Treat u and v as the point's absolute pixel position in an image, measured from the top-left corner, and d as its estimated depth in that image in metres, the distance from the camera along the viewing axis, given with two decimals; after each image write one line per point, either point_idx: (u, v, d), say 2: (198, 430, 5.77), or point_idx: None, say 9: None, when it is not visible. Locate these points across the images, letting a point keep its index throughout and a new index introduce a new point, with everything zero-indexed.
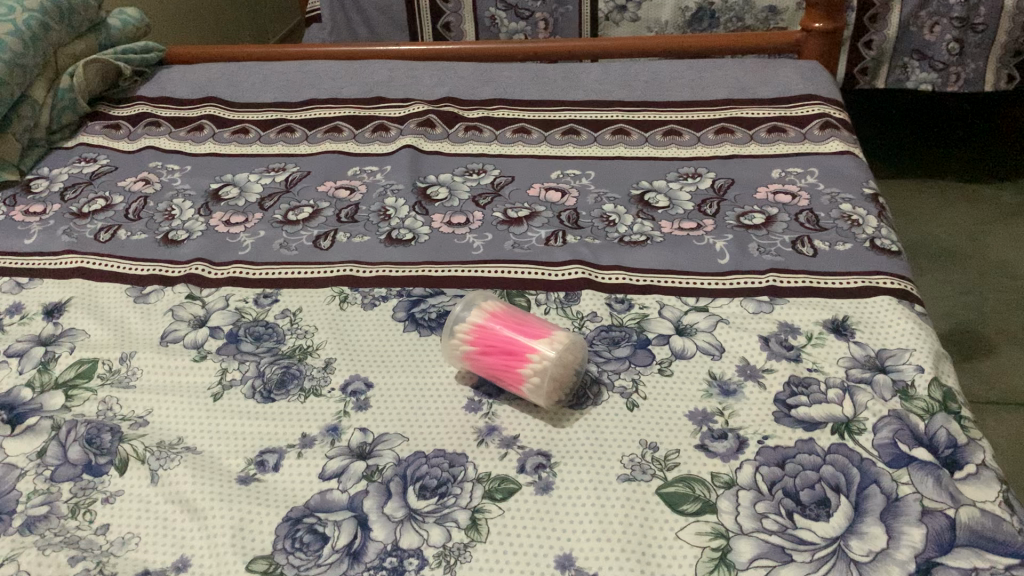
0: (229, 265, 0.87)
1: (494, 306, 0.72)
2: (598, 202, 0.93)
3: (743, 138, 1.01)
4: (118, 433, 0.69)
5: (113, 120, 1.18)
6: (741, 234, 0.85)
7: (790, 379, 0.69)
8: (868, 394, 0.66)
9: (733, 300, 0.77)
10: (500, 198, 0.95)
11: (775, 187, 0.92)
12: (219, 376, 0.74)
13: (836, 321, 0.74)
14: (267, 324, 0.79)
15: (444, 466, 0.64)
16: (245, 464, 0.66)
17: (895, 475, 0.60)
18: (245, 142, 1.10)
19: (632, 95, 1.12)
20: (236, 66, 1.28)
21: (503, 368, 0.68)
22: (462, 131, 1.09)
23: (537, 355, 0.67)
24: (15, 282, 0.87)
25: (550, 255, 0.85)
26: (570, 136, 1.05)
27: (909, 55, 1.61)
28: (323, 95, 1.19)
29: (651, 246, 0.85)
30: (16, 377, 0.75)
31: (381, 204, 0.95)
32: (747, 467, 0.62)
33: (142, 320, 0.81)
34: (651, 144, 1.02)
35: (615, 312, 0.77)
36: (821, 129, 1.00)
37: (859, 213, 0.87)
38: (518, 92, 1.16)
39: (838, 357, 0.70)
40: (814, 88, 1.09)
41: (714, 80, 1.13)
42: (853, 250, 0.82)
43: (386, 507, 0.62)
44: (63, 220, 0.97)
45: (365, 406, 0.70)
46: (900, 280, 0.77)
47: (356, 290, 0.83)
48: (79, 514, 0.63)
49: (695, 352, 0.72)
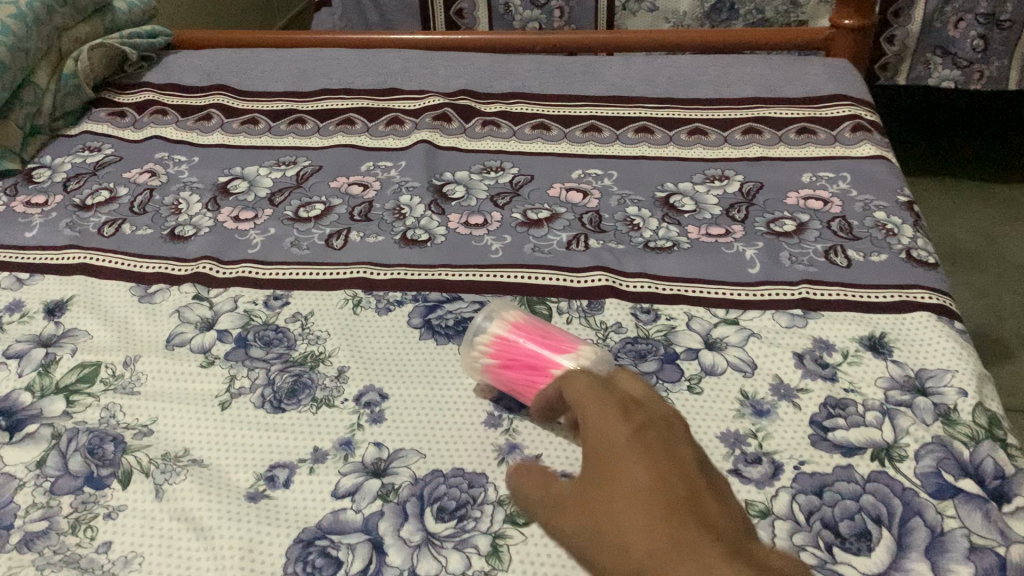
0: (237, 264, 0.84)
1: (517, 316, 0.68)
2: (621, 204, 0.89)
3: (771, 139, 0.97)
4: (121, 443, 0.66)
5: (118, 108, 1.14)
6: (772, 242, 0.82)
7: (826, 401, 0.65)
8: (909, 419, 0.63)
9: (765, 312, 0.74)
10: (520, 198, 0.91)
11: (806, 193, 0.88)
12: (227, 384, 0.71)
13: (872, 338, 0.70)
14: (277, 328, 0.76)
15: (463, 487, 0.61)
16: (254, 480, 0.63)
17: (940, 507, 0.57)
18: (255, 133, 1.06)
19: (655, 91, 1.08)
20: (245, 53, 1.24)
21: (525, 385, 0.64)
22: (479, 125, 1.05)
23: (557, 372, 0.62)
24: (15, 278, 0.84)
25: (573, 261, 0.81)
26: (592, 133, 1.01)
27: (932, 51, 1.58)
28: (335, 85, 1.15)
29: (677, 253, 0.81)
30: (14, 381, 0.72)
31: (396, 202, 0.92)
32: (783, 496, 0.59)
33: (147, 322, 0.77)
34: (675, 143, 0.98)
35: (641, 323, 0.74)
36: (852, 132, 0.97)
37: (895, 221, 0.83)
38: (537, 86, 1.12)
39: (876, 378, 0.67)
40: (844, 87, 1.05)
41: (741, 77, 1.09)
42: (889, 262, 0.78)
43: (403, 531, 0.59)
44: (66, 212, 0.93)
45: (380, 419, 0.67)
46: (939, 295, 0.74)
47: (369, 293, 0.79)
48: (79, 530, 0.60)
49: (726, 368, 0.69)
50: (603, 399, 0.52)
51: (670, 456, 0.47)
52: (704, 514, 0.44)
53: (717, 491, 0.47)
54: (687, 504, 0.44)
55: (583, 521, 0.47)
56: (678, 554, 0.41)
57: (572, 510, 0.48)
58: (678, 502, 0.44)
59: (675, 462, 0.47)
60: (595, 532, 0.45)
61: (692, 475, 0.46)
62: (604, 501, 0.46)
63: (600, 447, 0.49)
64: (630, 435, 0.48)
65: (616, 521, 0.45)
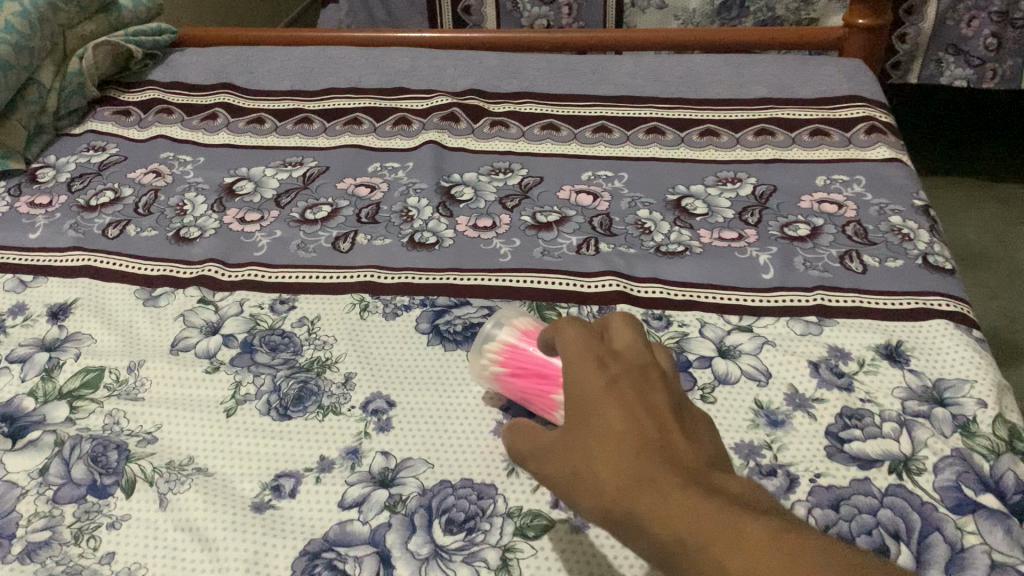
0: (243, 267, 0.83)
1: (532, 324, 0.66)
2: (632, 207, 0.88)
3: (785, 141, 0.96)
4: (125, 451, 0.65)
5: (123, 106, 1.13)
6: (786, 247, 0.80)
7: (842, 411, 0.64)
8: (928, 431, 0.62)
9: (779, 319, 0.72)
10: (529, 200, 0.90)
11: (820, 196, 0.87)
12: (232, 390, 0.70)
13: (889, 346, 0.69)
14: (283, 333, 0.75)
15: (472, 498, 0.60)
16: (260, 489, 0.62)
17: (960, 523, 0.56)
18: (261, 133, 1.05)
19: (666, 91, 1.07)
20: (251, 51, 1.23)
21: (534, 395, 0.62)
22: (488, 125, 1.04)
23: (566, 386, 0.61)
24: (19, 280, 0.83)
25: (583, 265, 0.80)
26: (602, 134, 1.00)
27: (945, 49, 1.56)
28: (342, 84, 1.14)
29: (689, 258, 0.80)
30: (17, 386, 0.71)
31: (403, 204, 0.91)
32: (799, 509, 0.58)
33: (152, 326, 0.76)
34: (687, 144, 0.97)
35: (653, 329, 0.73)
36: (866, 133, 0.95)
37: (911, 226, 0.82)
38: (547, 85, 1.10)
39: (893, 388, 0.66)
40: (858, 88, 1.03)
41: (753, 77, 1.08)
42: (905, 268, 0.77)
43: (411, 543, 0.57)
44: (70, 213, 0.92)
45: (387, 427, 0.66)
46: (957, 302, 0.72)
47: (377, 297, 0.78)
48: (82, 540, 0.59)
49: (740, 377, 0.67)
50: (581, 342, 0.51)
51: (639, 391, 0.47)
52: (670, 449, 0.44)
53: (688, 423, 0.47)
54: (654, 442, 0.44)
55: (557, 462, 0.47)
56: (642, 491, 0.42)
57: (548, 455, 0.48)
58: (646, 440, 0.44)
59: (643, 397, 0.47)
60: (568, 474, 0.46)
61: (661, 410, 0.46)
62: (579, 444, 0.46)
63: (576, 399, 0.48)
64: (604, 384, 0.48)
65: (585, 462, 0.45)
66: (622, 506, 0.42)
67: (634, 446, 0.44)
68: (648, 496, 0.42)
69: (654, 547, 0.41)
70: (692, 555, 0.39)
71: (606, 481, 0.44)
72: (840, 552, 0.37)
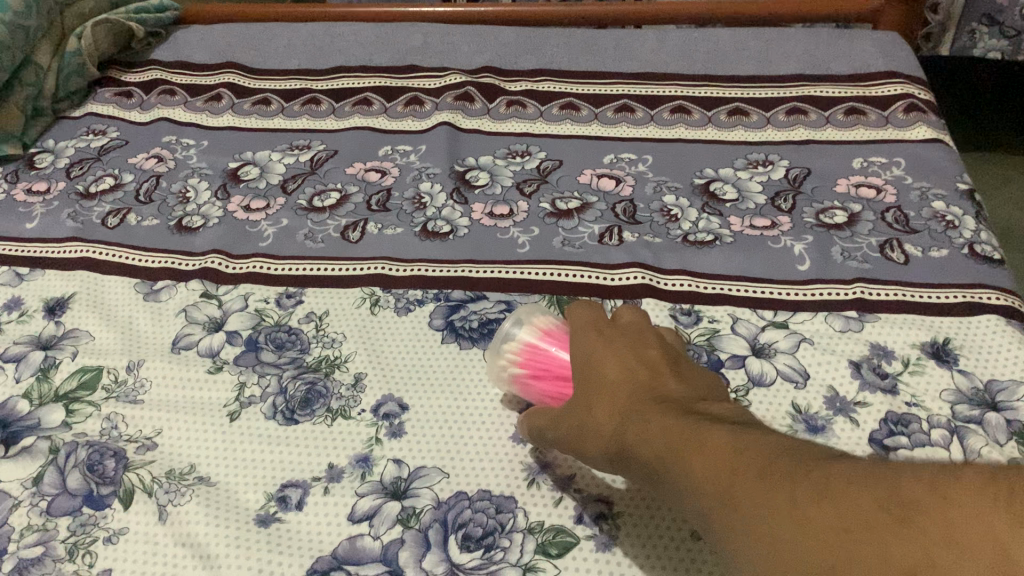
0: (248, 258, 0.79)
1: (551, 323, 0.61)
2: (657, 192, 0.83)
3: (818, 121, 0.91)
4: (123, 459, 0.61)
5: (125, 87, 1.09)
6: (822, 236, 0.76)
7: (886, 416, 0.60)
8: (980, 438, 0.57)
9: (817, 315, 0.68)
10: (548, 185, 0.85)
11: (857, 180, 0.82)
12: (236, 392, 0.66)
13: (935, 344, 0.64)
14: (289, 330, 0.71)
15: (490, 512, 0.56)
16: (264, 501, 0.58)
17: None
18: (267, 115, 1.01)
19: (691, 67, 1.02)
20: (257, 27, 1.18)
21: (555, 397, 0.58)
22: (504, 106, 0.99)
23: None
24: (15, 273, 0.79)
25: (605, 256, 0.76)
26: (624, 114, 0.95)
27: (979, 20, 1.49)
28: (351, 62, 1.09)
29: (719, 248, 0.75)
30: (11, 387, 0.68)
31: (415, 190, 0.86)
32: None
33: (152, 323, 0.73)
34: (714, 125, 0.92)
35: (681, 326, 0.68)
36: (905, 112, 0.90)
37: (955, 212, 0.77)
38: (565, 62, 1.05)
39: (941, 390, 0.61)
40: (895, 62, 0.98)
41: (784, 52, 1.02)
42: (950, 258, 0.72)
43: (425, 562, 0.54)
44: (68, 201, 0.88)
45: (399, 433, 0.62)
46: (1007, 296, 0.68)
47: (388, 291, 0.74)
48: (77, 556, 0.56)
49: (776, 378, 0.63)
50: (585, 318, 0.56)
51: (636, 350, 0.52)
52: (657, 385, 0.48)
53: (681, 371, 0.51)
54: (644, 383, 0.48)
55: (566, 418, 0.52)
56: (627, 421, 0.46)
57: (559, 413, 0.53)
58: (636, 382, 0.48)
59: (638, 353, 0.51)
60: (572, 422, 0.51)
61: (655, 361, 0.50)
62: (582, 395, 0.51)
63: (582, 362, 0.53)
64: (604, 344, 0.52)
65: (585, 407, 0.50)
66: (614, 437, 0.47)
67: (627, 388, 0.48)
68: (632, 423, 0.45)
69: (635, 464, 0.44)
70: (662, 459, 0.42)
71: (600, 419, 0.48)
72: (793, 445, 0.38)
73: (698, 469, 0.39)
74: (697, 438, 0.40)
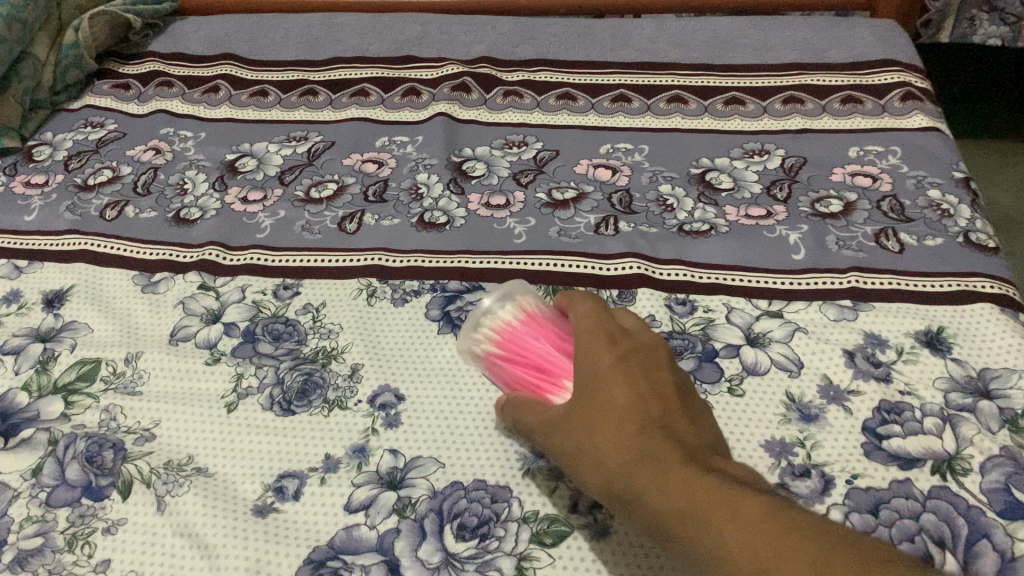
0: (245, 250, 0.79)
1: (535, 305, 0.58)
2: (653, 181, 0.83)
3: (814, 110, 0.91)
4: (121, 450, 0.62)
5: (122, 80, 1.09)
6: (817, 225, 0.76)
7: (879, 405, 0.60)
8: (973, 426, 0.58)
9: (811, 304, 0.68)
10: (544, 175, 0.85)
11: (853, 168, 0.82)
12: (234, 383, 0.66)
13: (929, 333, 0.65)
14: (287, 321, 0.71)
15: (485, 501, 0.57)
16: (262, 491, 0.59)
17: (1011, 528, 0.51)
18: (264, 106, 1.01)
19: (689, 56, 1.02)
20: (255, 18, 1.18)
21: (530, 384, 0.57)
22: (501, 96, 0.99)
23: (570, 385, 0.55)
24: (14, 265, 0.80)
25: (601, 246, 0.76)
26: (620, 103, 0.95)
27: (978, 7, 1.48)
28: (349, 53, 1.09)
29: (715, 238, 0.76)
30: (11, 379, 0.68)
31: (412, 181, 0.87)
32: (835, 514, 0.54)
33: (151, 315, 0.73)
34: (711, 114, 0.92)
35: (676, 315, 0.68)
36: (902, 100, 0.90)
37: (951, 201, 0.77)
38: (563, 52, 1.05)
39: (935, 378, 0.61)
40: (893, 50, 0.98)
41: (781, 41, 1.02)
42: (945, 247, 0.72)
43: (421, 552, 0.54)
44: (66, 194, 0.89)
45: (395, 423, 0.62)
46: (1002, 284, 0.68)
47: (384, 282, 0.74)
48: (76, 547, 0.56)
49: (770, 367, 0.63)
50: (591, 315, 0.54)
51: (645, 375, 0.51)
52: (673, 427, 0.48)
53: (690, 408, 0.51)
54: (656, 420, 0.48)
55: (565, 436, 0.51)
56: (643, 466, 0.45)
57: (554, 428, 0.52)
58: (651, 419, 0.48)
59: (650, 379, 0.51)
60: (573, 448, 0.50)
61: (667, 394, 0.50)
62: (588, 418, 0.50)
63: (587, 374, 0.52)
64: (614, 362, 0.51)
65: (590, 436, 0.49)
66: (624, 479, 0.46)
67: (639, 423, 0.48)
68: (650, 471, 0.45)
69: (649, 512, 0.44)
70: (683, 516, 0.42)
71: (608, 453, 0.47)
72: (827, 524, 0.39)
73: (730, 535, 0.39)
74: (733, 504, 0.40)
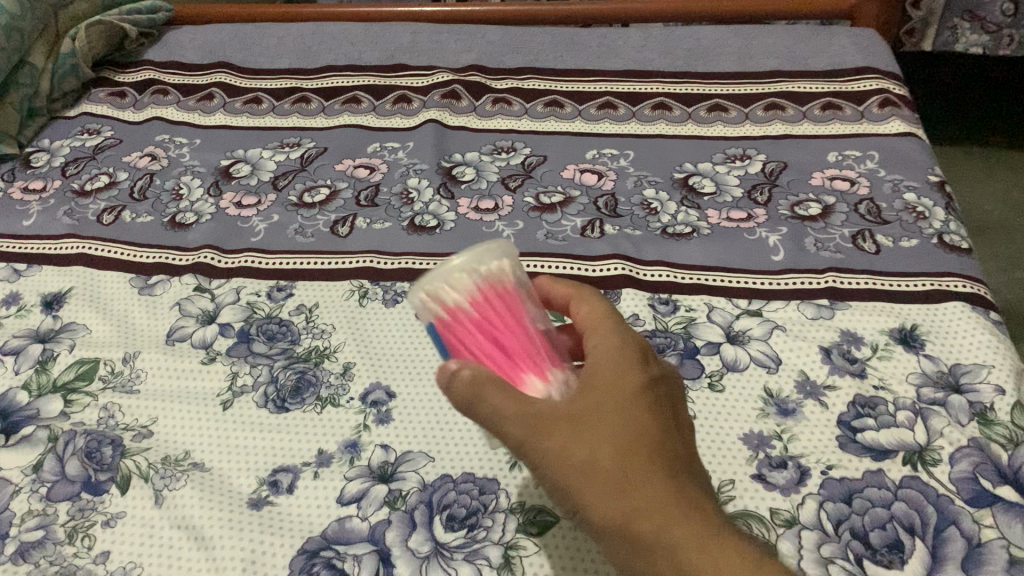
0: (240, 253, 0.81)
1: (510, 275, 0.50)
2: (638, 185, 0.86)
3: (795, 116, 0.93)
4: (119, 447, 0.64)
5: (118, 88, 1.11)
6: (796, 227, 0.78)
7: (854, 399, 0.62)
8: (943, 419, 0.60)
9: (789, 303, 0.70)
10: (532, 179, 0.88)
11: (832, 173, 0.85)
12: (229, 382, 0.68)
13: (903, 330, 0.67)
14: (281, 321, 0.73)
15: (474, 493, 0.59)
16: (257, 485, 0.61)
17: (977, 516, 0.54)
18: (258, 113, 1.03)
19: (674, 64, 1.04)
20: (249, 27, 1.20)
21: (487, 360, 0.48)
22: (490, 103, 1.01)
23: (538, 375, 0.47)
24: (13, 268, 0.82)
25: (587, 248, 0.78)
26: (606, 110, 0.97)
27: (960, 15, 1.51)
28: (341, 61, 1.11)
29: (697, 240, 0.78)
30: (11, 379, 0.70)
31: (403, 186, 0.89)
32: (810, 503, 0.56)
33: (148, 316, 0.75)
34: (694, 121, 0.95)
35: (659, 314, 0.71)
36: (880, 107, 0.92)
37: (926, 203, 0.79)
38: (551, 60, 1.08)
39: (907, 374, 0.63)
40: (872, 58, 1.00)
41: (763, 49, 1.05)
42: (920, 248, 0.74)
43: (411, 541, 0.56)
44: (64, 199, 0.91)
45: (387, 419, 0.64)
46: (974, 283, 0.70)
47: (375, 284, 0.76)
48: (77, 539, 0.58)
49: (749, 364, 0.66)
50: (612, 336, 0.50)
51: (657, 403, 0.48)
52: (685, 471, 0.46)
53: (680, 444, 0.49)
54: (678, 461, 0.45)
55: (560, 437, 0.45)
56: (670, 510, 0.43)
57: (548, 422, 0.45)
58: (671, 457, 0.45)
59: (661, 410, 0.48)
60: (575, 457, 0.44)
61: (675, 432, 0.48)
62: (601, 430, 0.45)
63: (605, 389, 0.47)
64: (639, 388, 0.47)
65: (607, 455, 0.44)
66: (644, 519, 0.43)
67: (661, 456, 0.45)
68: (680, 522, 0.42)
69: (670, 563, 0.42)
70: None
71: (626, 479, 0.44)
72: None
73: None
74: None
